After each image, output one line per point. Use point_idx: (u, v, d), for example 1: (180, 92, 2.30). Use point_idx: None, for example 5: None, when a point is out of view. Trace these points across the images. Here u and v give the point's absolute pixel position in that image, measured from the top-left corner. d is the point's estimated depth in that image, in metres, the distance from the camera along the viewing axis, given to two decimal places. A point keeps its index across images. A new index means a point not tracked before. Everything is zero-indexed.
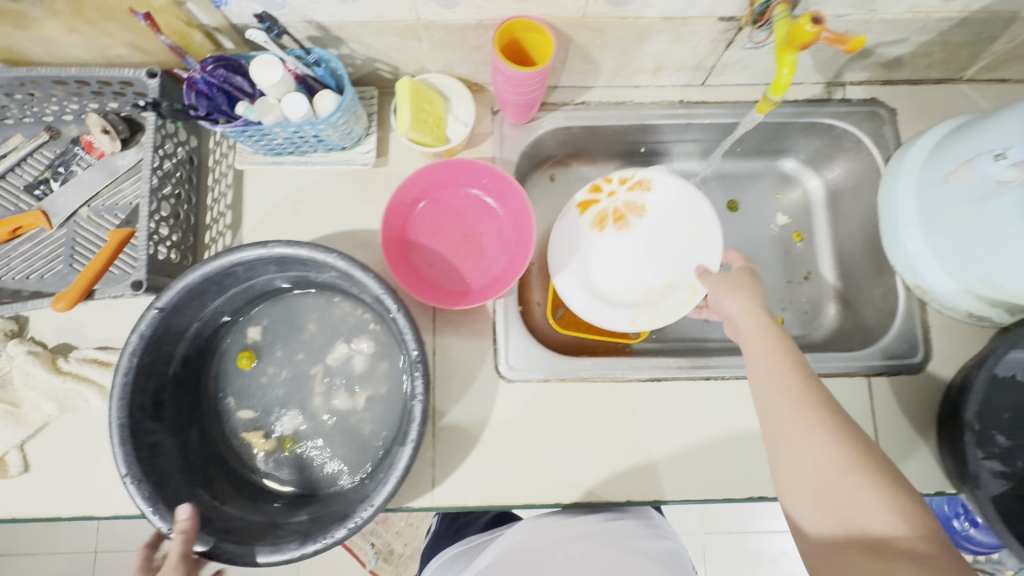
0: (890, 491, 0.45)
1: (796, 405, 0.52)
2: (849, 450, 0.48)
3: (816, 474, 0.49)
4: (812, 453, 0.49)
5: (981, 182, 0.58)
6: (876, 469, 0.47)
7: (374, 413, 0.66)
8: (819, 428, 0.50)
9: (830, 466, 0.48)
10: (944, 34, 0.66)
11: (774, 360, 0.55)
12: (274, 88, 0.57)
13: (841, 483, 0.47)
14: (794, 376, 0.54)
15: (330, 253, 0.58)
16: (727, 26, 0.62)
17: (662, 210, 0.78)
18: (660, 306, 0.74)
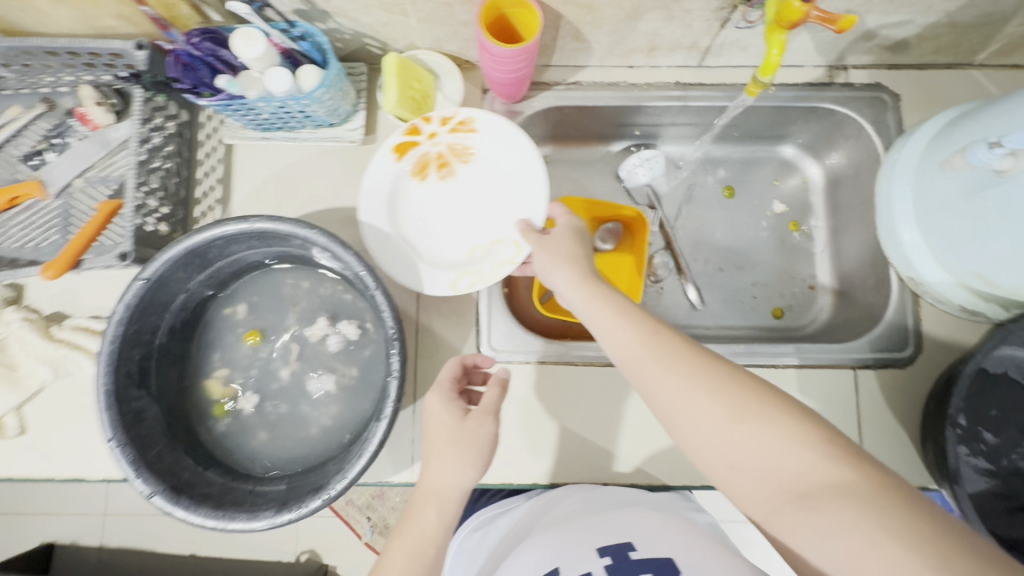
0: (782, 423, 0.42)
1: (673, 370, 0.46)
2: (741, 401, 0.44)
3: (721, 441, 0.44)
4: (709, 417, 0.44)
5: (978, 172, 0.56)
6: (761, 411, 0.43)
7: (358, 388, 0.67)
8: (703, 391, 0.45)
9: (728, 419, 0.44)
10: (952, 15, 0.63)
11: (622, 326, 0.50)
12: (257, 61, 0.57)
13: (743, 434, 0.43)
14: (658, 333, 0.49)
15: (311, 229, 0.58)
16: (721, 4, 0.60)
17: (491, 157, 0.64)
18: (484, 266, 0.62)
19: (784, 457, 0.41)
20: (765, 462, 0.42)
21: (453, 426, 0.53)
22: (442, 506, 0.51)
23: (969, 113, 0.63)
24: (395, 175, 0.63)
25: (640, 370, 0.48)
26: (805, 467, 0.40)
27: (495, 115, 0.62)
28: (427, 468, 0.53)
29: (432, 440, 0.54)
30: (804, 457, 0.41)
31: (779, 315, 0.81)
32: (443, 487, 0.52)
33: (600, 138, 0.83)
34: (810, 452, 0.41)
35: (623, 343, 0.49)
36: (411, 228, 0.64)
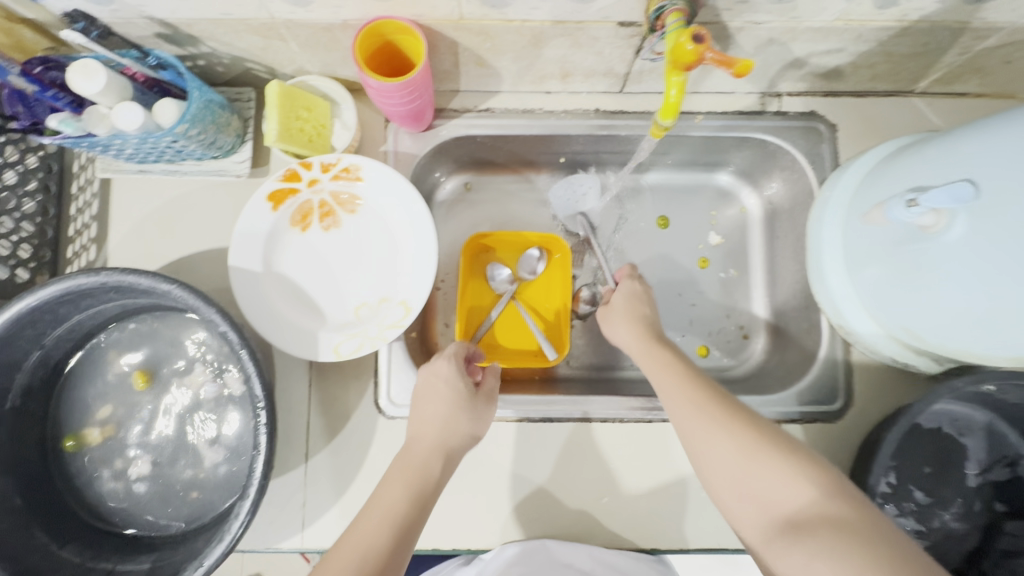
0: (788, 459, 0.44)
1: (694, 405, 0.49)
2: (756, 438, 0.46)
3: (727, 470, 0.46)
4: (719, 443, 0.46)
5: (902, 226, 0.51)
6: (771, 446, 0.45)
7: (239, 450, 0.61)
8: (721, 423, 0.47)
9: (736, 450, 0.45)
10: (885, 44, 0.57)
11: (664, 372, 0.54)
12: (101, 97, 0.51)
13: (748, 463, 0.45)
14: (688, 380, 0.52)
15: (168, 283, 0.52)
16: (629, 32, 0.55)
17: (378, 207, 0.63)
18: (369, 327, 0.60)
19: (783, 489, 0.42)
20: (760, 487, 0.44)
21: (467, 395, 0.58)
22: (442, 457, 0.54)
23: (896, 154, 0.58)
24: (274, 225, 0.61)
25: (670, 402, 0.51)
26: (801, 501, 0.41)
27: (380, 163, 0.61)
28: (426, 424, 0.55)
29: (436, 404, 0.57)
30: (801, 493, 0.42)
31: (711, 356, 0.76)
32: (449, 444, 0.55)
33: (524, 164, 0.77)
34: (810, 490, 0.42)
35: (659, 383, 0.54)
36: (295, 281, 0.61)
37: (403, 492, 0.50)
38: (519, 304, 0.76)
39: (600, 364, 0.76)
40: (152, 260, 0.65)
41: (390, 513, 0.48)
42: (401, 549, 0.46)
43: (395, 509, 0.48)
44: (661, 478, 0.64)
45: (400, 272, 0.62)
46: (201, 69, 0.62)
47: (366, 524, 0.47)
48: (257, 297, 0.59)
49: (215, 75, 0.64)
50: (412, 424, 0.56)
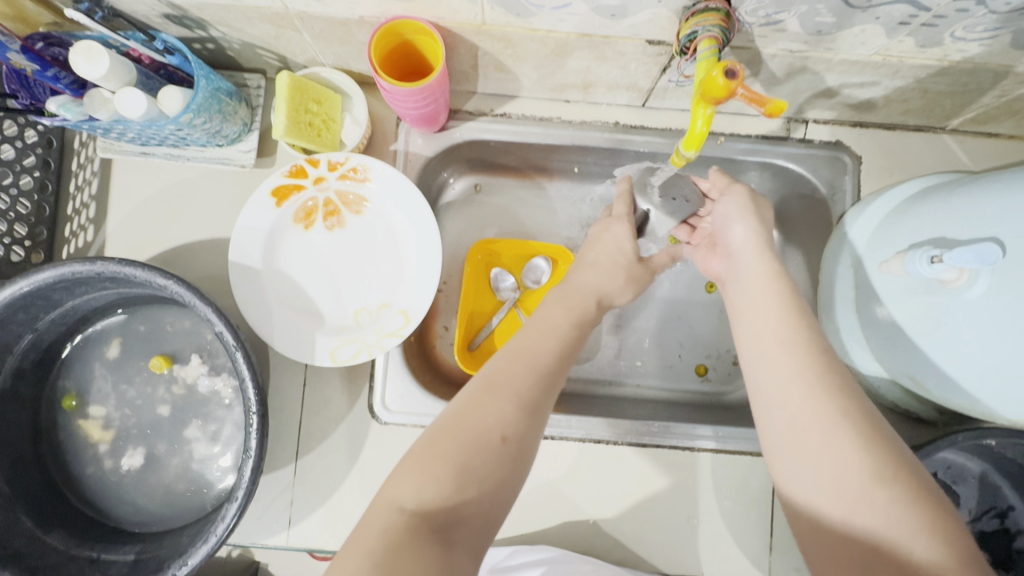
0: (922, 507, 0.34)
1: (817, 380, 0.41)
2: (877, 445, 0.37)
3: (840, 462, 0.37)
4: (835, 452, 0.37)
5: (920, 278, 0.50)
6: (911, 481, 0.35)
7: (228, 445, 0.61)
8: (843, 431, 0.38)
9: (852, 473, 0.36)
10: (922, 81, 0.55)
11: (767, 313, 0.47)
12: (104, 82, 0.49)
13: (866, 492, 0.35)
14: (807, 343, 0.43)
15: (165, 278, 0.51)
16: (657, 49, 0.52)
17: (383, 209, 0.61)
18: (368, 333, 0.59)
19: (906, 535, 0.33)
20: (876, 520, 0.34)
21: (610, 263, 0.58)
22: (566, 362, 0.47)
23: (922, 196, 0.56)
24: (276, 223, 0.60)
25: (757, 342, 0.46)
26: (929, 557, 0.32)
27: (389, 166, 0.59)
28: (551, 335, 0.49)
29: (581, 305, 0.54)
30: (927, 545, 0.32)
31: (710, 380, 0.75)
32: (574, 347, 0.50)
33: (536, 170, 0.75)
34: (939, 546, 0.32)
35: (757, 344, 0.46)
36: (295, 280, 0.60)
37: (531, 384, 0.43)
38: (521, 314, 0.75)
39: (597, 379, 0.74)
40: (150, 246, 0.64)
41: (506, 405, 0.41)
42: (526, 437, 0.41)
43: (514, 388, 0.42)
44: (652, 503, 0.63)
45: (404, 279, 0.61)
46: (210, 52, 0.60)
47: (473, 407, 0.41)
48: (257, 293, 0.58)
49: (224, 59, 0.61)
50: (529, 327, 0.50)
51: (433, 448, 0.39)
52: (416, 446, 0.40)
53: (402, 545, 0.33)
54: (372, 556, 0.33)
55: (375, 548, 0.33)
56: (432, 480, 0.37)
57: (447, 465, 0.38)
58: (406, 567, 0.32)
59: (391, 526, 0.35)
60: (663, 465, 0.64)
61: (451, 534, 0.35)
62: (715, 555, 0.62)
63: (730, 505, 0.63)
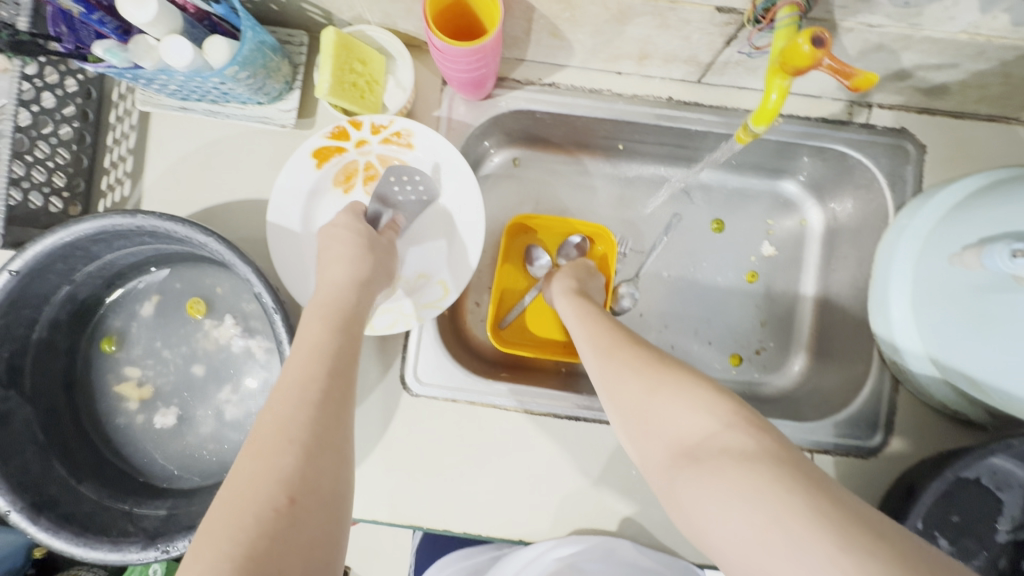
0: (692, 391, 0.39)
1: (614, 349, 0.47)
2: (653, 368, 0.43)
3: (631, 402, 0.42)
4: (624, 382, 0.43)
5: (992, 274, 0.47)
6: (677, 377, 0.41)
7: (259, 408, 0.60)
8: (626, 366, 0.44)
9: (640, 391, 0.41)
10: (1007, 65, 0.52)
11: (590, 329, 0.51)
12: (150, 27, 0.47)
13: (652, 395, 0.40)
14: (598, 337, 0.49)
15: (208, 235, 0.50)
16: (726, 18, 0.49)
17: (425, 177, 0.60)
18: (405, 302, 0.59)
19: (680, 426, 0.38)
20: (659, 425, 0.39)
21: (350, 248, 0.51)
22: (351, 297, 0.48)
23: (996, 186, 0.53)
24: (316, 184, 0.59)
25: (578, 331, 0.52)
26: (704, 431, 0.36)
27: (435, 132, 0.57)
28: (325, 311, 0.46)
29: (339, 301, 0.47)
30: (699, 420, 0.37)
31: (745, 370, 0.73)
32: (354, 332, 0.45)
33: (578, 146, 0.73)
34: (708, 416, 0.37)
35: (582, 334, 0.51)
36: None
37: (317, 371, 0.41)
38: None
39: None
40: (186, 203, 0.62)
41: (295, 385, 0.39)
42: (333, 394, 0.40)
43: (311, 382, 0.40)
44: None
45: (443, 251, 0.60)
46: (255, 6, 0.58)
47: (277, 400, 0.39)
48: (294, 256, 0.57)
49: (268, 13, 0.59)
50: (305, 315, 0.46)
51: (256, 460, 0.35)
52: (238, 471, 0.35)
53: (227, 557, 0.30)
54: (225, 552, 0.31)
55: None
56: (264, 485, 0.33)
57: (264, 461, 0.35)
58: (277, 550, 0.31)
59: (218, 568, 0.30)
60: None
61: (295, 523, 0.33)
62: None
63: None
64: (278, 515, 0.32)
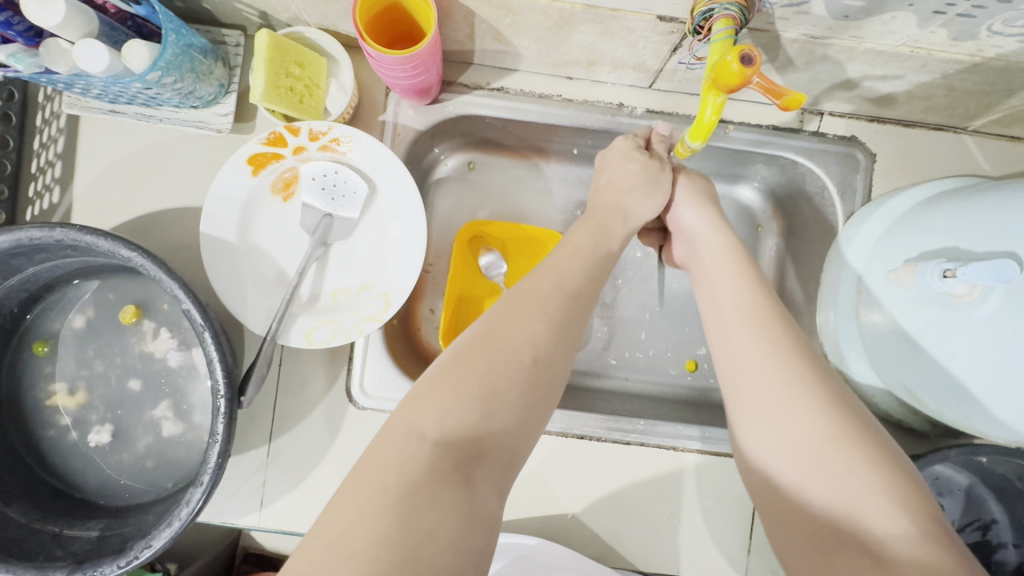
0: (883, 468, 0.35)
1: (777, 353, 0.41)
2: (839, 411, 0.37)
3: (800, 433, 0.37)
4: (793, 412, 0.38)
5: (928, 291, 0.47)
6: (872, 447, 0.36)
7: (199, 423, 0.59)
8: (802, 389, 0.39)
9: (819, 433, 0.37)
10: (949, 77, 0.51)
11: (744, 298, 0.45)
12: (61, 30, 0.45)
13: (836, 459, 0.35)
14: (764, 317, 0.43)
15: (131, 249, 0.48)
16: (668, 27, 0.48)
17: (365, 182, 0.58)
18: (346, 315, 0.57)
19: (872, 508, 0.33)
20: (839, 488, 0.35)
21: (591, 223, 0.51)
22: (594, 287, 0.46)
23: (935, 200, 0.53)
24: (250, 192, 0.56)
25: (719, 309, 0.46)
26: (889, 528, 0.32)
27: (374, 138, 0.56)
28: (554, 275, 0.44)
29: (547, 293, 0.43)
30: (890, 516, 0.33)
31: (700, 375, 0.73)
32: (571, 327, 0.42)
33: (534, 150, 0.71)
34: (903, 516, 0.33)
35: (729, 306, 0.45)
36: (271, 256, 0.57)
37: (530, 335, 0.39)
38: None
39: (584, 370, 0.72)
40: (118, 212, 0.60)
41: (516, 348, 0.38)
42: (549, 374, 0.39)
43: (513, 353, 0.38)
44: (633, 501, 0.62)
45: (385, 261, 0.58)
46: (185, 4, 0.55)
47: (480, 345, 0.38)
48: (229, 267, 0.55)
49: (199, 12, 0.57)
50: (553, 266, 0.45)
51: (452, 372, 0.37)
52: (428, 374, 0.38)
53: (422, 482, 0.31)
54: (391, 489, 0.31)
55: (392, 483, 0.31)
56: (460, 404, 0.35)
57: (468, 393, 0.36)
58: (428, 503, 0.30)
59: (409, 463, 0.32)
60: (646, 462, 0.62)
61: (473, 470, 0.33)
62: (693, 555, 0.61)
63: (712, 506, 0.62)
64: (454, 472, 0.32)
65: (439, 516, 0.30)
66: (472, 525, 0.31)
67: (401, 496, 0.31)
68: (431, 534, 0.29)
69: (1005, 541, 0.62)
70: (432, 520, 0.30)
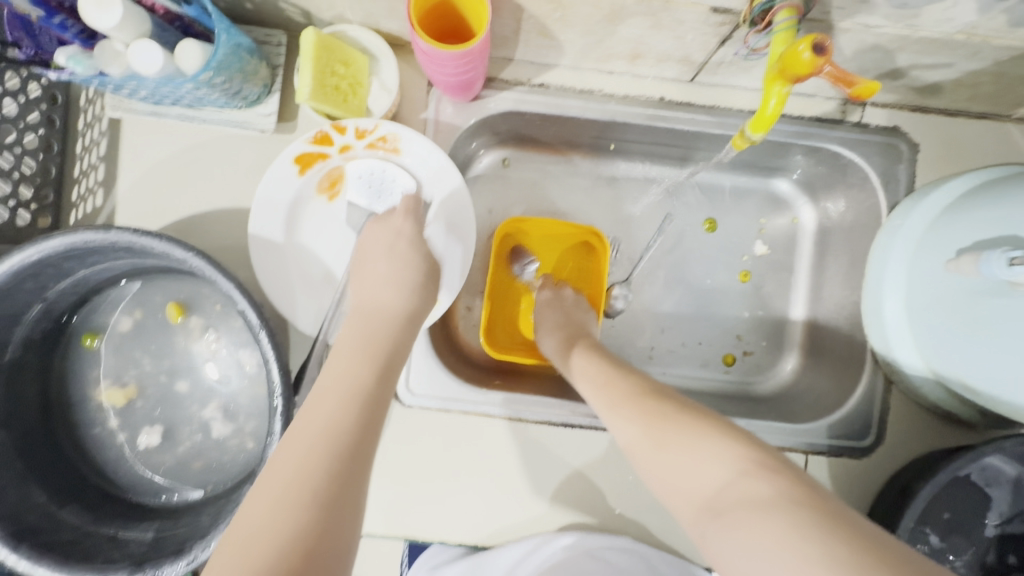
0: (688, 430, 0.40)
1: (627, 398, 0.47)
2: (654, 419, 0.43)
3: (646, 432, 0.43)
4: (650, 432, 0.42)
5: (988, 281, 0.46)
6: (689, 422, 0.41)
7: (245, 424, 0.59)
8: (649, 418, 0.44)
9: (652, 439, 0.42)
10: (1001, 64, 0.51)
11: (601, 384, 0.51)
12: (116, 33, 0.45)
13: (659, 440, 0.41)
14: (619, 386, 0.49)
15: (188, 250, 0.48)
16: (721, 19, 0.47)
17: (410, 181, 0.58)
18: None
19: (701, 468, 0.37)
20: (680, 474, 0.39)
21: (360, 344, 0.44)
22: (386, 387, 0.42)
23: (989, 186, 0.53)
24: (297, 191, 0.56)
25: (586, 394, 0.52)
26: (719, 479, 0.36)
27: (420, 136, 0.56)
28: (336, 390, 0.39)
29: (348, 381, 0.40)
30: (719, 470, 0.37)
31: (738, 369, 0.73)
32: (370, 430, 0.38)
33: (569, 146, 0.71)
34: (727, 466, 0.36)
35: (594, 395, 0.51)
36: (318, 255, 0.57)
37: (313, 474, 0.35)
38: None
39: None
40: (162, 213, 0.60)
41: (284, 487, 0.34)
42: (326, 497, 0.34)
43: (296, 482, 0.34)
44: None
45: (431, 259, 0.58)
46: (229, 5, 0.55)
47: (258, 495, 0.34)
48: (279, 266, 0.55)
49: (243, 13, 0.57)
50: (316, 389, 0.40)
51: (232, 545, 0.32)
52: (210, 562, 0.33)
53: None
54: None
55: None
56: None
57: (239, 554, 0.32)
58: None
59: None
60: None
61: None
62: None
63: None
64: None
65: None
66: None
67: None
68: None
69: None
70: None
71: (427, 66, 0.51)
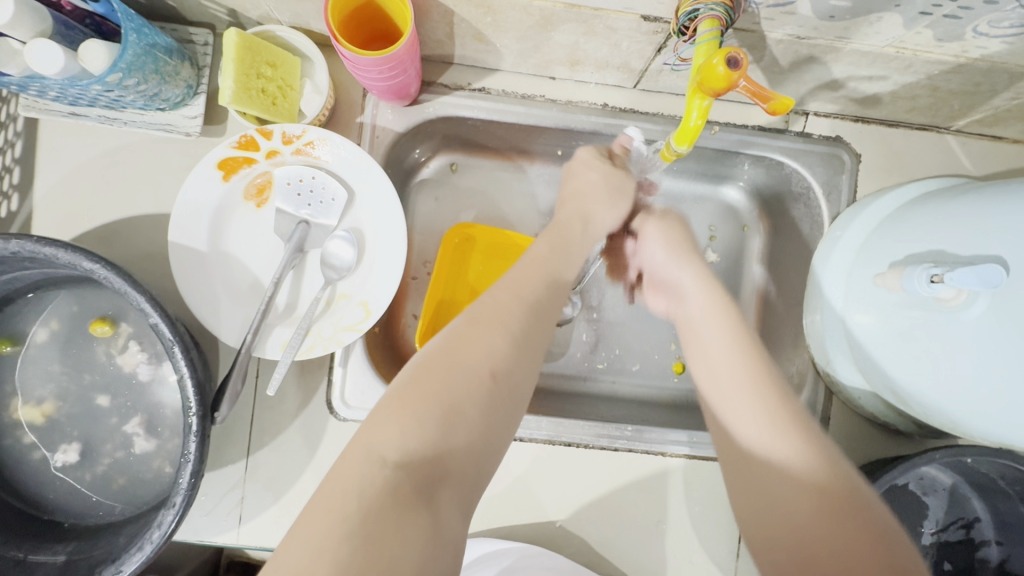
0: (867, 527, 0.36)
1: (772, 418, 0.42)
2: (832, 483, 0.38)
3: (796, 502, 0.38)
4: (790, 482, 0.39)
5: (914, 297, 0.46)
6: (864, 520, 0.37)
7: (171, 438, 0.56)
8: (798, 460, 0.39)
9: (816, 508, 0.37)
10: (934, 77, 0.51)
11: (738, 385, 0.44)
12: (11, 30, 0.42)
13: (824, 522, 0.37)
14: (765, 383, 0.44)
15: (92, 260, 0.45)
16: (653, 27, 0.46)
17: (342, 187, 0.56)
18: (322, 323, 0.55)
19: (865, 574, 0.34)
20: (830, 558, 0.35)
21: (538, 276, 0.47)
22: (553, 296, 0.47)
23: (922, 199, 0.53)
24: (220, 198, 0.54)
25: (712, 375, 0.47)
26: None
27: (348, 141, 0.54)
28: (511, 295, 0.44)
29: (524, 287, 0.45)
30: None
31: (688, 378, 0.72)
32: (533, 347, 0.42)
33: (517, 151, 0.70)
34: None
35: (721, 373, 0.46)
36: (245, 264, 0.55)
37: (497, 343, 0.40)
38: None
39: (571, 375, 0.71)
40: (82, 219, 0.57)
41: (483, 364, 0.38)
42: (510, 385, 0.39)
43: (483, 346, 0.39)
44: (623, 505, 0.61)
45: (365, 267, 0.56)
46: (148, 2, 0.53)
47: (448, 351, 0.38)
48: (201, 277, 0.53)
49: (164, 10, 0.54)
50: (492, 286, 0.45)
51: (416, 388, 0.36)
52: (393, 387, 0.37)
53: (380, 510, 0.31)
54: (350, 522, 0.30)
55: (349, 512, 0.30)
56: (420, 423, 0.35)
57: (431, 407, 0.35)
58: (390, 533, 0.30)
59: (369, 481, 0.32)
60: (635, 468, 0.62)
61: (434, 491, 0.33)
62: (682, 560, 0.60)
63: (700, 510, 0.61)
64: (410, 501, 0.32)
65: (393, 546, 0.30)
66: (435, 550, 0.31)
67: (354, 527, 0.30)
68: (393, 558, 0.29)
69: (989, 539, 0.61)
70: (393, 542, 0.30)
71: (353, 71, 0.48)
